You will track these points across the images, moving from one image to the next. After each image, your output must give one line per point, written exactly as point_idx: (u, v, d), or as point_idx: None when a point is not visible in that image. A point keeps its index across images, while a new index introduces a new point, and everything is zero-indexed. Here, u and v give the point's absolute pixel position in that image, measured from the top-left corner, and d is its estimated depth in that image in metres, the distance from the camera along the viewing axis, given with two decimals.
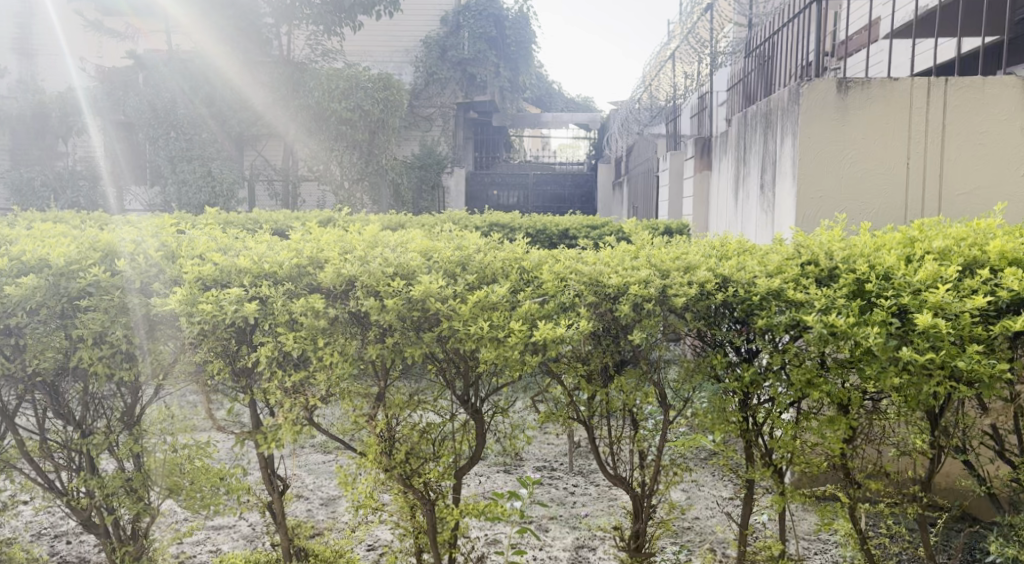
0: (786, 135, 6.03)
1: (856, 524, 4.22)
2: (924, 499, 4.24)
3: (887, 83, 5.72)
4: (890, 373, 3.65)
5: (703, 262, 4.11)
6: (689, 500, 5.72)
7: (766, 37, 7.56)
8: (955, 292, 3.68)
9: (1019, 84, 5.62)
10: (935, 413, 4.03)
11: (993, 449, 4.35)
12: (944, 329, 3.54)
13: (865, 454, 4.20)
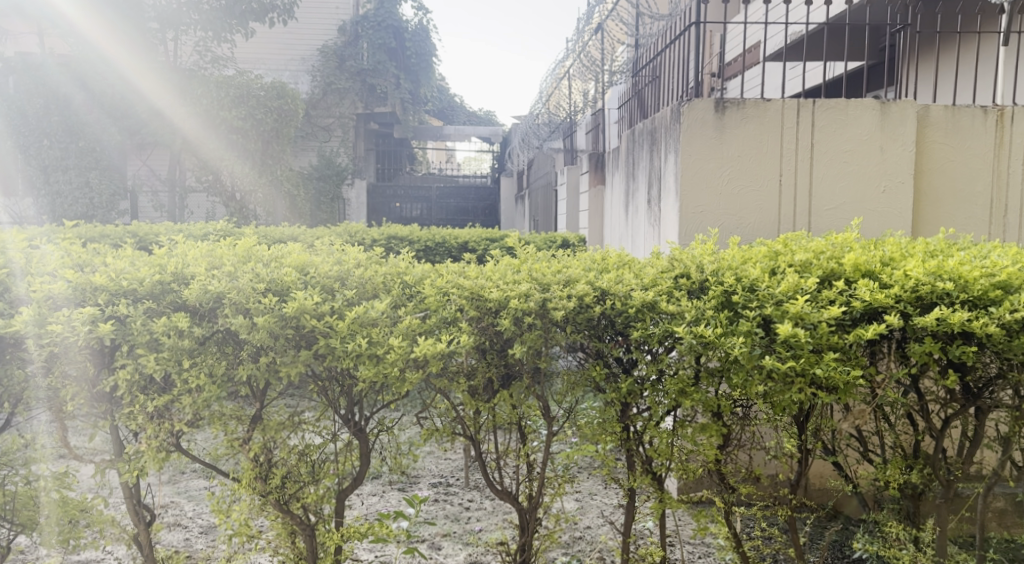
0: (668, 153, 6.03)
1: (731, 527, 4.37)
2: (793, 501, 4.39)
3: (760, 103, 5.68)
4: (755, 380, 3.82)
5: (582, 275, 4.20)
6: (582, 510, 5.72)
7: (652, 56, 7.75)
8: (814, 303, 3.87)
9: (879, 107, 5.67)
10: (802, 418, 4.20)
11: (858, 450, 4.55)
12: (802, 337, 3.72)
13: (740, 460, 4.34)
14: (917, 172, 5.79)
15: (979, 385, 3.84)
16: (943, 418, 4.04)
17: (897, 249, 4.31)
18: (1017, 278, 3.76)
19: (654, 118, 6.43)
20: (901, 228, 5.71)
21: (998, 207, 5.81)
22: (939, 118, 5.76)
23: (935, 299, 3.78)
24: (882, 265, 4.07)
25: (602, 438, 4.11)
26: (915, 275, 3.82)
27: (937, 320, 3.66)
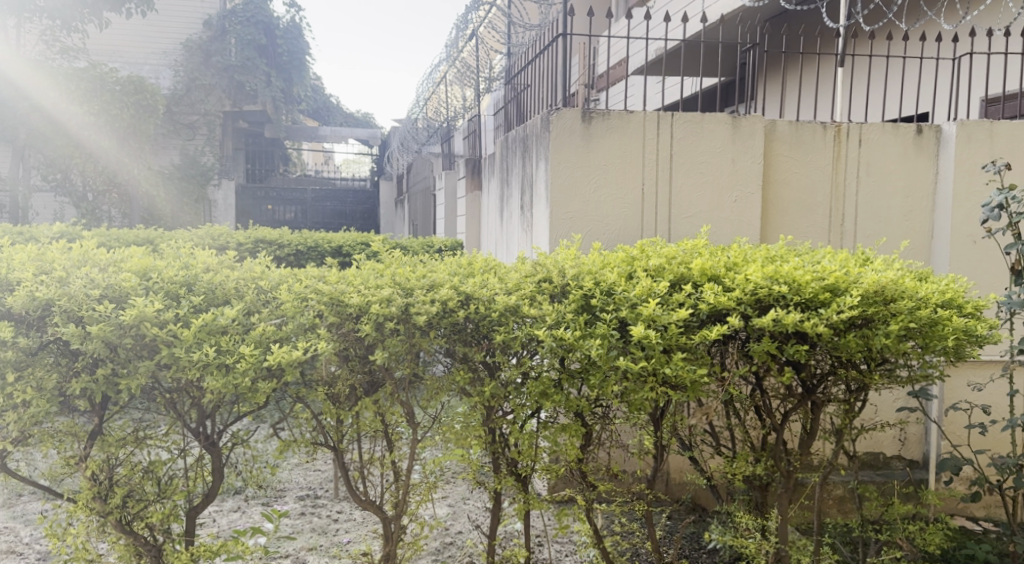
0: (536, 160, 6.02)
1: (592, 524, 4.49)
2: (650, 496, 4.52)
3: (624, 113, 5.56)
4: (611, 380, 3.95)
5: (446, 280, 4.20)
6: (453, 514, 5.69)
7: (525, 65, 7.83)
8: (665, 306, 4.03)
9: (733, 120, 5.61)
10: (657, 416, 4.32)
11: (712, 445, 4.72)
12: (653, 338, 3.87)
13: (600, 458, 4.43)
14: (765, 183, 5.73)
15: (813, 382, 4.10)
16: (784, 413, 4.27)
17: (742, 254, 4.54)
18: (844, 281, 4.01)
19: (525, 124, 6.30)
20: (752, 237, 5.66)
21: (836, 218, 5.77)
22: (785, 133, 5.72)
23: (772, 301, 4.00)
24: (727, 269, 4.27)
25: (466, 442, 4.14)
26: (755, 279, 4.02)
27: (773, 321, 3.87)
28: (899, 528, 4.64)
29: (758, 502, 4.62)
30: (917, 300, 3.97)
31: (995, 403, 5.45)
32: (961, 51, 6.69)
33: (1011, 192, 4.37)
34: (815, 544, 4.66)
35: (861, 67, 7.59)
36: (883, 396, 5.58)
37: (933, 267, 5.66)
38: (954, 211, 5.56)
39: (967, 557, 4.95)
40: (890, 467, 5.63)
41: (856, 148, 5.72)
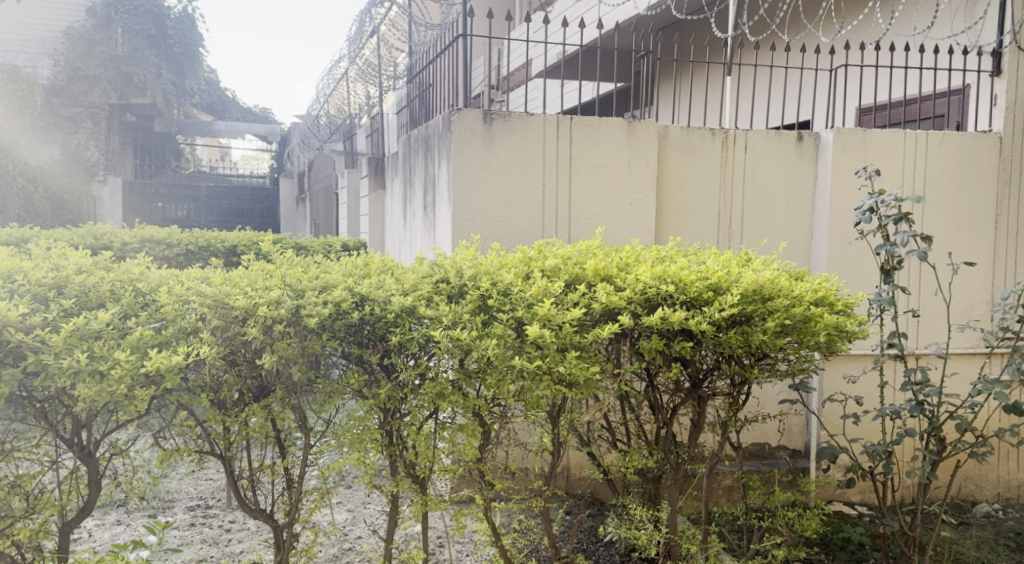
0: (438, 160, 5.95)
1: (490, 523, 4.47)
2: (547, 493, 4.54)
3: (525, 115, 5.55)
4: (507, 380, 3.95)
5: (340, 281, 4.14)
6: (352, 519, 5.59)
7: (425, 65, 7.77)
8: (560, 305, 4.06)
9: (631, 124, 5.67)
10: (554, 413, 4.31)
11: (609, 440, 4.77)
12: (549, 337, 3.89)
13: (498, 457, 4.40)
14: (659, 185, 5.82)
15: (699, 378, 4.22)
16: (672, 408, 4.38)
17: (633, 255, 4.62)
18: (726, 280, 4.14)
19: (427, 124, 6.23)
20: (648, 239, 5.72)
21: (725, 221, 5.90)
22: (677, 137, 5.82)
23: (660, 300, 4.10)
24: (619, 269, 4.34)
25: (362, 445, 4.05)
26: (644, 279, 4.10)
27: (661, 320, 3.97)
28: (779, 516, 4.81)
29: (651, 494, 4.84)
30: (793, 298, 4.13)
31: (866, 394, 5.70)
32: (837, 62, 6.98)
33: (882, 197, 4.57)
34: (703, 533, 4.78)
35: (747, 75, 7.84)
36: (765, 389, 5.80)
37: (813, 266, 5.87)
38: (832, 214, 5.75)
39: (843, 540, 5.26)
40: (774, 457, 5.86)
41: (742, 154, 5.88)
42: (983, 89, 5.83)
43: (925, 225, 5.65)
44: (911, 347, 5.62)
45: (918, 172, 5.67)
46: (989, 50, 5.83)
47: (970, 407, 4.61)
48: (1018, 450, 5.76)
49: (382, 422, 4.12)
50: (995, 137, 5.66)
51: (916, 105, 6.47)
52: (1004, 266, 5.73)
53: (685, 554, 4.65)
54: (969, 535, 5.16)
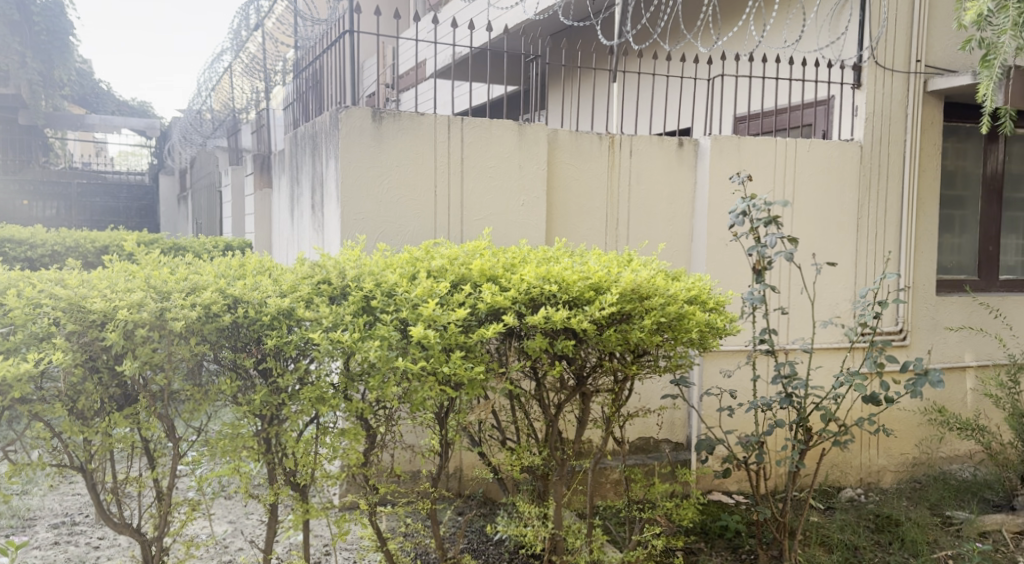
0: (325, 159, 5.88)
1: (374, 529, 4.43)
2: (433, 495, 4.55)
3: (414, 115, 5.56)
4: (391, 382, 3.93)
5: (211, 283, 4.05)
6: (231, 531, 5.41)
7: (311, 61, 7.64)
8: (444, 306, 4.09)
9: (520, 126, 5.75)
10: (442, 415, 4.34)
11: (498, 439, 4.84)
12: (433, 337, 3.92)
13: (383, 461, 4.38)
14: (549, 188, 5.92)
15: (583, 376, 4.35)
16: (557, 406, 4.49)
17: (519, 256, 4.69)
18: (607, 280, 4.27)
19: (315, 122, 6.14)
20: (537, 239, 5.81)
21: (612, 222, 6.03)
22: (566, 140, 5.92)
23: (543, 300, 4.19)
24: (504, 270, 4.41)
25: (235, 454, 3.96)
26: (528, 279, 4.20)
27: (544, 319, 4.07)
28: (660, 507, 4.97)
29: (539, 491, 4.91)
30: (668, 296, 4.31)
31: (741, 388, 5.97)
32: (714, 72, 7.26)
33: (753, 201, 4.81)
34: (588, 527, 4.89)
35: (631, 82, 8.06)
36: (648, 384, 6.00)
37: (693, 267, 6.09)
38: (711, 217, 5.98)
39: (722, 528, 5.51)
40: (658, 450, 6.07)
41: (628, 158, 6.03)
42: (846, 100, 6.17)
43: (794, 227, 5.94)
44: (782, 342, 5.91)
45: (789, 177, 5.96)
46: (851, 63, 6.17)
47: (834, 398, 4.89)
48: (879, 438, 6.13)
49: (259, 429, 4.05)
50: (857, 146, 6.02)
51: (787, 114, 6.79)
52: (865, 266, 6.09)
53: (570, 549, 4.76)
54: (835, 518, 5.47)
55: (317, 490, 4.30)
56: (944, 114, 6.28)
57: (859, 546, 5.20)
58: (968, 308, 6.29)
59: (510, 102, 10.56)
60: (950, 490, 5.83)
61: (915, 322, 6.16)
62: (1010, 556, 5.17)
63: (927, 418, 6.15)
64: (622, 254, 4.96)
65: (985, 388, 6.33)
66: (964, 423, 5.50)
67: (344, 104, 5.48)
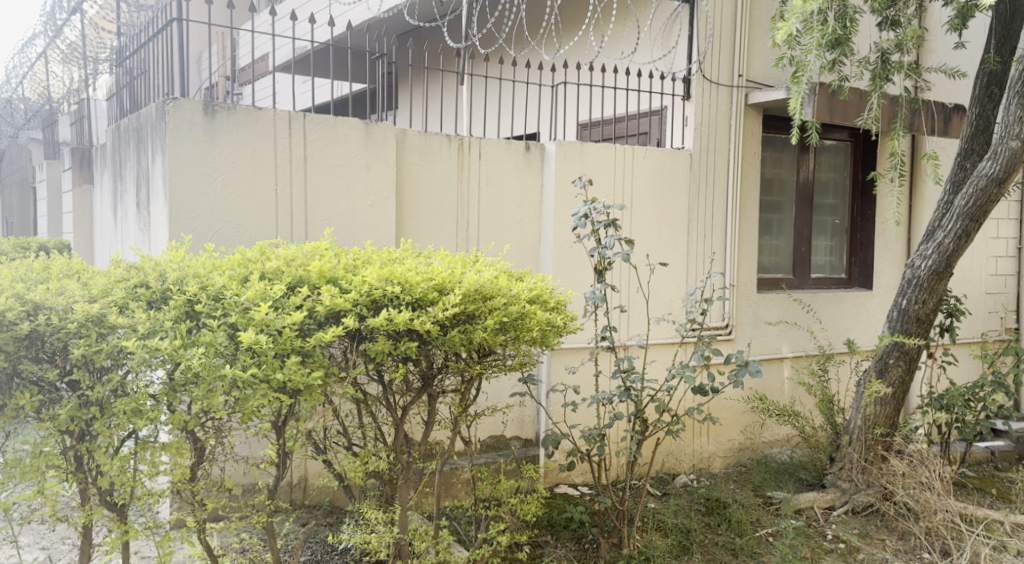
0: (151, 154, 5.66)
1: (203, 546, 4.31)
2: (270, 507, 4.53)
3: (251, 110, 5.46)
4: (217, 392, 3.85)
5: (8, 288, 3.86)
6: (42, 559, 4.99)
7: (136, 50, 7.29)
8: (278, 309, 4.09)
9: (365, 126, 5.77)
10: (280, 424, 4.32)
11: (344, 445, 4.88)
12: (265, 343, 3.91)
13: (212, 474, 4.30)
14: (398, 188, 5.96)
15: (429, 377, 4.50)
16: (404, 407, 4.59)
17: (360, 258, 4.72)
18: (450, 281, 4.40)
19: (140, 114, 5.89)
20: (384, 240, 5.84)
21: (462, 224, 6.14)
22: (414, 141, 5.98)
23: (385, 301, 4.28)
24: (345, 271, 4.44)
25: (39, 473, 3.83)
26: (370, 280, 4.27)
27: (386, 320, 4.16)
28: (505, 503, 5.13)
29: (387, 496, 4.99)
30: (511, 296, 4.50)
31: (584, 383, 6.23)
32: (558, 79, 7.54)
33: (594, 205, 5.08)
34: (435, 529, 5.01)
35: (477, 85, 8.23)
36: (496, 382, 6.21)
37: (540, 269, 6.29)
38: (556, 219, 6.21)
39: (567, 520, 5.74)
40: (508, 447, 6.27)
41: (477, 161, 6.14)
42: (677, 110, 6.56)
43: (631, 230, 6.27)
44: (622, 338, 6.20)
45: (627, 182, 6.28)
46: (681, 76, 6.56)
47: (667, 390, 5.22)
48: (708, 426, 6.57)
49: (67, 446, 3.91)
50: (687, 154, 6.42)
51: (624, 122, 7.15)
52: (694, 266, 6.51)
53: (416, 551, 4.85)
54: (669, 503, 5.82)
55: (141, 510, 4.19)
56: (763, 125, 6.79)
57: (690, 529, 5.57)
58: (785, 305, 6.85)
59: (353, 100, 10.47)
60: (771, 472, 6.34)
61: (739, 318, 6.64)
62: (821, 530, 5.70)
63: (749, 407, 6.64)
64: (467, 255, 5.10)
65: (800, 377, 6.90)
66: (781, 409, 5.94)
67: (173, 96, 5.31)
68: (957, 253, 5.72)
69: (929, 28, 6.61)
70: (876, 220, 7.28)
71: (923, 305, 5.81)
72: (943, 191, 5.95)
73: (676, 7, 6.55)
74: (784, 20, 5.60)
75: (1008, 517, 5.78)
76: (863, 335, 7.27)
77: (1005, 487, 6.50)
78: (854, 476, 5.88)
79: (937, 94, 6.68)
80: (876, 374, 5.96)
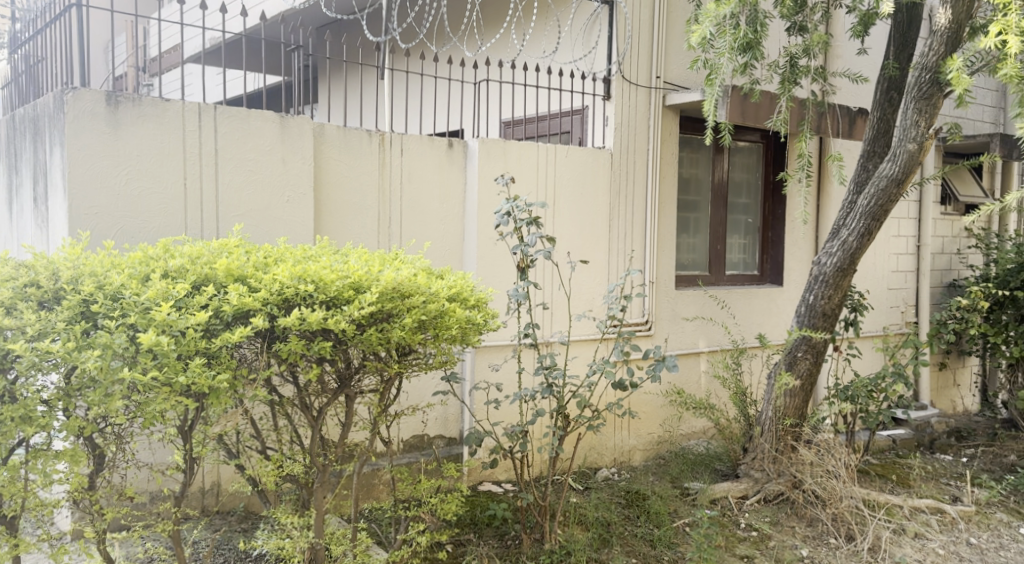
0: (48, 145, 5.41)
1: (104, 556, 4.15)
2: (176, 515, 4.42)
3: (158, 102, 5.28)
4: (116, 395, 3.75)
5: None
6: None
7: (31, 37, 6.95)
8: (181, 309, 3.98)
9: (280, 120, 5.65)
10: (186, 428, 4.23)
11: (258, 449, 4.78)
12: (166, 345, 3.79)
13: (112, 482, 4.19)
14: (316, 184, 5.85)
15: (347, 377, 4.45)
16: (320, 408, 4.53)
17: (271, 256, 4.62)
18: (366, 279, 4.34)
19: (36, 103, 5.63)
20: (300, 237, 5.73)
21: (384, 221, 6.08)
22: (333, 136, 5.89)
23: (297, 300, 4.21)
24: (253, 269, 4.34)
25: None
26: (281, 279, 4.19)
27: (298, 320, 4.09)
28: (424, 503, 5.10)
29: (303, 500, 4.92)
30: (429, 294, 4.47)
31: (507, 381, 6.27)
32: (480, 76, 7.56)
33: (516, 203, 5.11)
34: (351, 533, 4.95)
35: (398, 81, 8.18)
36: (416, 381, 6.17)
37: (464, 267, 6.29)
38: (480, 218, 6.22)
39: (489, 517, 5.77)
40: (432, 446, 6.26)
41: (399, 157, 6.10)
42: (598, 111, 6.65)
43: (554, 228, 6.32)
44: (544, 335, 6.27)
45: (549, 180, 6.34)
46: (601, 76, 6.66)
47: (588, 386, 5.29)
48: (628, 420, 6.69)
49: None
50: (608, 153, 6.51)
51: (546, 121, 7.22)
52: (615, 263, 6.62)
53: (332, 556, 4.78)
54: (590, 497, 5.90)
55: (37, 521, 4.04)
56: (680, 125, 6.95)
57: (611, 522, 5.66)
58: (702, 301, 7.03)
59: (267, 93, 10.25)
60: (688, 464, 6.49)
61: (659, 313, 6.79)
62: (735, 519, 5.87)
63: (667, 401, 6.80)
64: (386, 253, 5.06)
65: (716, 371, 7.10)
66: (698, 402, 6.12)
67: (71, 86, 5.09)
68: (861, 250, 5.99)
69: (835, 34, 6.90)
70: (786, 219, 7.54)
71: (829, 301, 6.06)
72: (847, 191, 6.22)
73: (596, 8, 6.65)
74: (698, 23, 5.74)
75: (907, 502, 6.07)
76: (774, 329, 7.53)
77: (904, 473, 6.84)
78: (766, 466, 6.09)
79: (842, 98, 6.98)
80: (785, 367, 6.20)
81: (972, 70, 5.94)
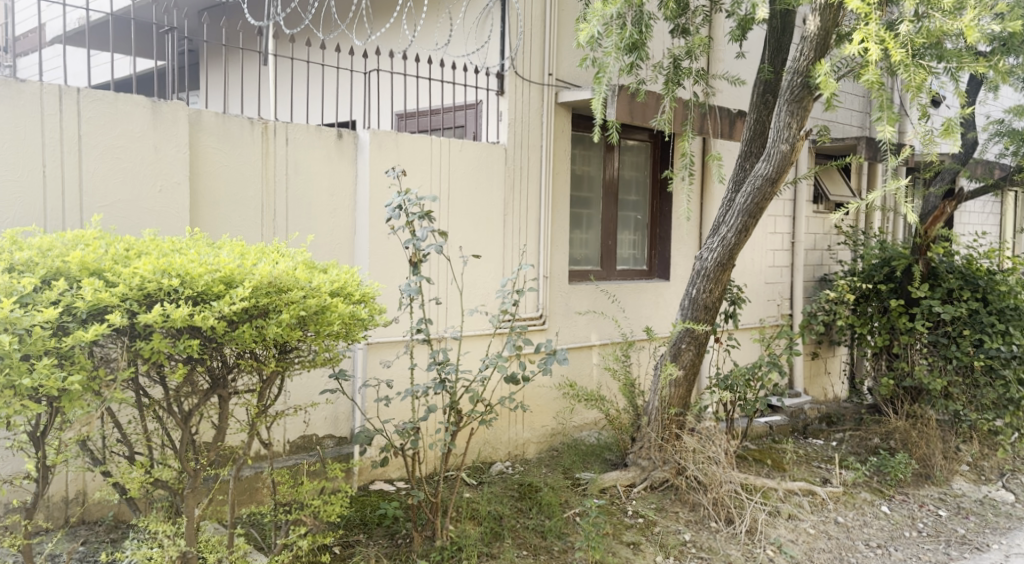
0: None
1: None
2: (26, 528, 4.12)
3: (13, 82, 4.88)
4: None
5: None
6: None
7: None
8: (27, 307, 3.70)
9: (151, 105, 5.33)
10: (37, 434, 4.01)
11: (123, 455, 4.48)
12: (8, 345, 3.53)
13: None
14: (192, 173, 5.56)
15: (219, 377, 4.28)
16: (190, 409, 4.32)
17: (133, 248, 4.34)
18: (238, 273, 4.16)
19: None
20: (172, 229, 5.43)
21: (268, 213, 5.86)
22: (212, 124, 5.62)
23: (160, 295, 3.98)
24: (112, 263, 4.07)
25: None
26: (142, 273, 3.95)
27: (161, 317, 3.87)
28: (306, 506, 4.91)
29: (175, 507, 4.65)
30: (310, 289, 4.34)
31: (397, 377, 6.19)
32: (371, 67, 7.44)
33: (407, 196, 5.02)
34: (228, 539, 4.72)
35: (284, 70, 7.95)
36: (296, 381, 5.95)
37: (356, 264, 6.15)
38: (370, 212, 6.10)
39: (381, 516, 5.68)
40: (321, 446, 6.11)
41: (284, 147, 5.89)
42: (491, 106, 6.65)
43: (446, 222, 6.28)
44: (436, 330, 6.22)
45: (441, 174, 6.29)
46: (494, 71, 6.66)
47: (480, 381, 5.26)
48: (521, 414, 6.75)
49: None
50: (502, 148, 6.52)
51: (439, 115, 7.18)
52: (509, 258, 6.65)
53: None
54: (484, 491, 5.92)
55: None
56: (572, 122, 7.05)
57: (502, 515, 5.68)
58: (594, 295, 7.17)
59: (139, 77, 9.75)
60: (579, 455, 6.61)
61: (552, 308, 6.89)
62: (622, 507, 6.02)
63: (561, 394, 6.91)
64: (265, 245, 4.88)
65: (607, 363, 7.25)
66: (589, 395, 6.22)
67: None
68: (738, 246, 6.26)
69: (716, 38, 7.18)
70: (672, 216, 7.78)
71: (710, 294, 6.31)
72: (726, 189, 6.49)
73: (488, 2, 6.65)
74: (586, 22, 5.82)
75: (781, 484, 6.40)
76: (661, 322, 7.76)
77: (779, 457, 7.20)
78: (652, 454, 6.27)
79: (722, 100, 7.28)
80: (670, 358, 6.40)
81: (840, 76, 6.26)
